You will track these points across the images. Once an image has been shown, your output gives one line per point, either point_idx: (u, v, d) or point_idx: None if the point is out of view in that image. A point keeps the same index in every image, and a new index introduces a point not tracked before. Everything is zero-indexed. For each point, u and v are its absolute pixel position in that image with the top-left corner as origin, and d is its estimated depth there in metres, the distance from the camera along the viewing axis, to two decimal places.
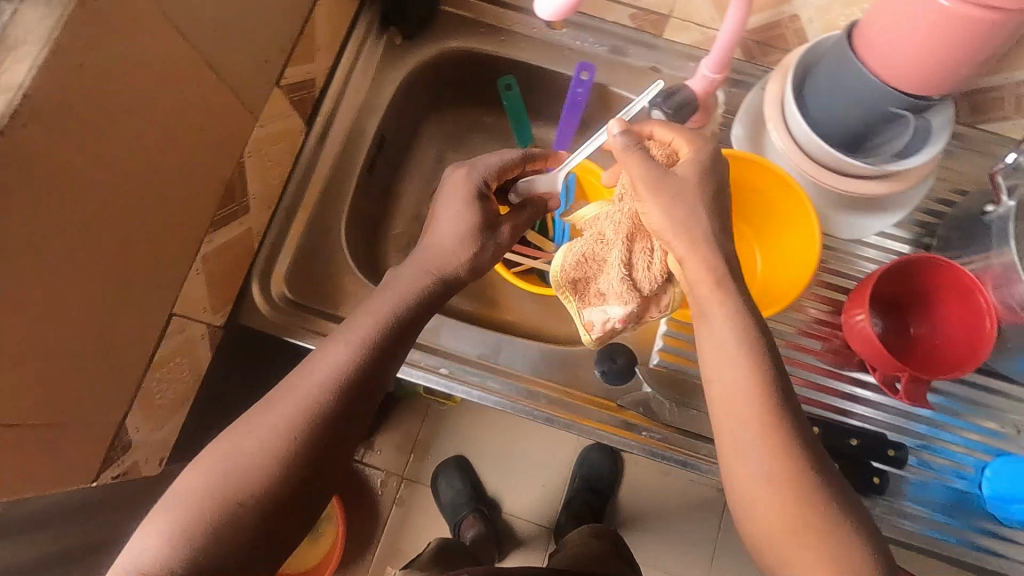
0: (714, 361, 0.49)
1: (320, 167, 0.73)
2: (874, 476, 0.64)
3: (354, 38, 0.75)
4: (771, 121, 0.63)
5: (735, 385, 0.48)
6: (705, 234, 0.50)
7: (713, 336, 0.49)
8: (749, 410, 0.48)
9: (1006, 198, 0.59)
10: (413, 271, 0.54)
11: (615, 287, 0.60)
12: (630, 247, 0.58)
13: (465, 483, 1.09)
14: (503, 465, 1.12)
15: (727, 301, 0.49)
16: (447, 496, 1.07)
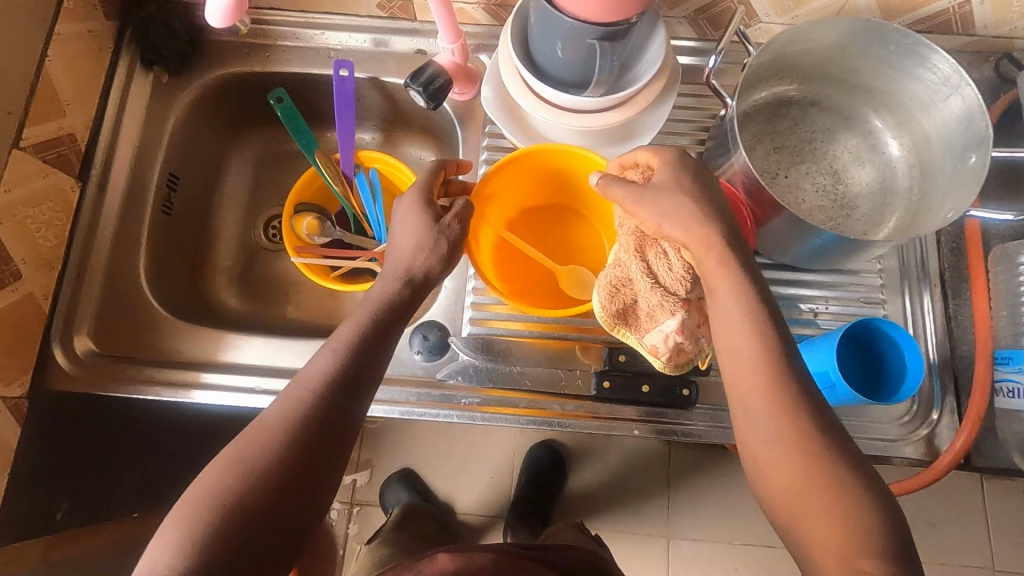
0: (722, 329, 0.51)
1: (103, 218, 0.73)
2: (682, 388, 0.66)
3: (115, 86, 0.75)
4: (510, 80, 0.66)
5: (736, 309, 0.50)
6: (689, 221, 0.52)
7: (725, 304, 0.51)
8: (732, 330, 0.50)
9: (729, 103, 0.62)
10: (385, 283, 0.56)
11: (650, 300, 0.58)
12: (649, 260, 0.59)
13: (410, 491, 1.06)
14: (448, 466, 1.11)
15: (724, 265, 0.51)
16: (396, 511, 1.04)
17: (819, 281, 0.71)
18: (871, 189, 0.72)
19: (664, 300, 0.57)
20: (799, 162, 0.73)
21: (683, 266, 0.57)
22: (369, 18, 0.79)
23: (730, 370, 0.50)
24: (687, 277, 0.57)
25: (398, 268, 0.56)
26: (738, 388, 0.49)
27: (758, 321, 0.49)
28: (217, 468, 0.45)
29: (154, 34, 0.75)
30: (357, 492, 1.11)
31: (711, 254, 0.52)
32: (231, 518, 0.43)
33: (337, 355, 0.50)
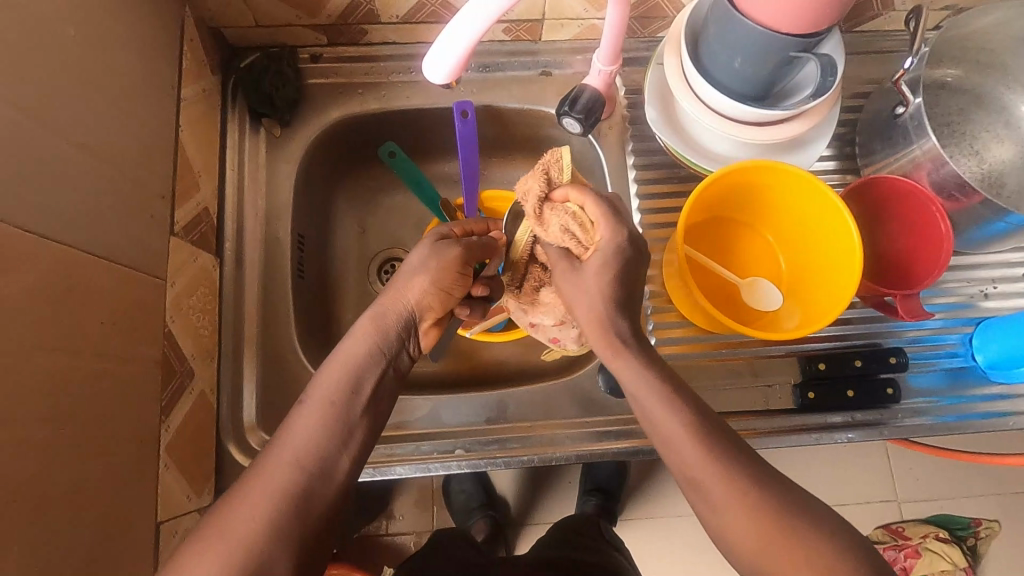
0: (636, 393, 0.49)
1: (245, 293, 0.67)
2: (886, 387, 0.66)
3: (230, 147, 0.69)
4: (678, 91, 0.64)
5: (585, 308, 0.51)
6: (609, 308, 0.50)
7: (632, 359, 0.50)
8: (628, 378, 0.49)
9: (912, 98, 0.62)
10: (360, 321, 0.50)
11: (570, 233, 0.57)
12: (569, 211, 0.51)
13: (476, 487, 1.04)
14: (530, 481, 1.07)
15: (566, 277, 0.52)
16: (459, 500, 1.02)
17: (983, 262, 0.72)
18: (1014, 164, 0.73)
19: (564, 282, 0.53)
20: (942, 146, 0.74)
21: (593, 268, 0.51)
22: (488, 42, 0.73)
23: (629, 395, 0.50)
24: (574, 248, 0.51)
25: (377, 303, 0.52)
26: (669, 450, 0.48)
27: (664, 389, 0.48)
28: (234, 529, 0.39)
29: (267, 84, 0.68)
30: (437, 521, 1.05)
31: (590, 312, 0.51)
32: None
33: (328, 377, 0.47)
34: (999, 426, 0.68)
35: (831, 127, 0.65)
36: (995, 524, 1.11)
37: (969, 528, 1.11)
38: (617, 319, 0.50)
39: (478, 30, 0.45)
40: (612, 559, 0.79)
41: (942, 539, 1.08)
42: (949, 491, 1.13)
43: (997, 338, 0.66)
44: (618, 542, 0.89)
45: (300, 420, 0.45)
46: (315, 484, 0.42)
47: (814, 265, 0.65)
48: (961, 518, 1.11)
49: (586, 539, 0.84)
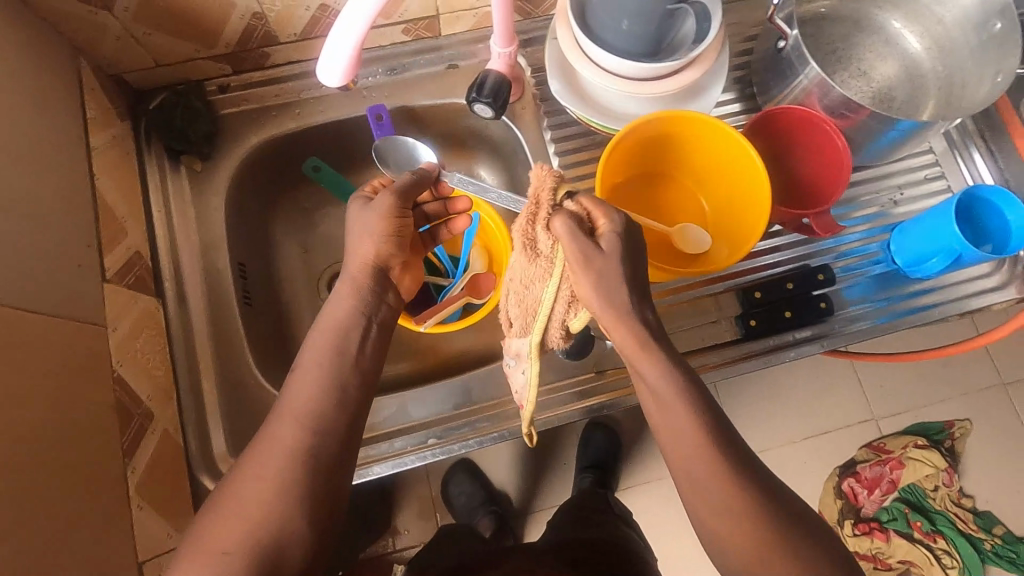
0: (649, 390, 0.50)
1: (194, 327, 0.67)
2: (819, 303, 0.70)
3: (153, 188, 0.69)
4: (576, 61, 0.66)
5: (609, 296, 0.48)
6: (635, 299, 0.49)
7: (614, 316, 0.49)
8: (653, 376, 0.49)
9: (789, 31, 0.66)
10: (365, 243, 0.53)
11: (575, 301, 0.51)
12: (578, 202, 0.50)
13: (474, 485, 1.06)
14: (524, 468, 1.09)
15: (588, 266, 0.48)
16: (460, 501, 1.04)
17: (889, 172, 0.77)
18: (899, 78, 0.78)
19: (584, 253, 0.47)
20: (832, 73, 0.79)
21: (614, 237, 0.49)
22: (392, 46, 0.75)
23: (651, 393, 0.50)
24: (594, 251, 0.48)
25: (356, 257, 0.53)
26: (671, 444, 0.49)
27: (684, 385, 0.49)
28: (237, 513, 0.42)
29: (179, 121, 0.69)
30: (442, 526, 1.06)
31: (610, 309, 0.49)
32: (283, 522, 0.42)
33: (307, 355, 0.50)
34: (930, 318, 0.73)
35: (724, 73, 0.69)
36: (967, 422, 1.18)
37: (945, 432, 1.17)
38: (621, 295, 0.48)
39: (359, 31, 0.46)
40: (621, 530, 0.83)
41: (920, 446, 1.14)
42: (918, 399, 1.19)
43: (910, 234, 0.70)
44: (623, 513, 0.92)
45: (295, 383, 0.48)
46: (316, 455, 0.45)
47: (730, 204, 0.69)
48: (934, 423, 1.18)
49: (594, 514, 0.87)
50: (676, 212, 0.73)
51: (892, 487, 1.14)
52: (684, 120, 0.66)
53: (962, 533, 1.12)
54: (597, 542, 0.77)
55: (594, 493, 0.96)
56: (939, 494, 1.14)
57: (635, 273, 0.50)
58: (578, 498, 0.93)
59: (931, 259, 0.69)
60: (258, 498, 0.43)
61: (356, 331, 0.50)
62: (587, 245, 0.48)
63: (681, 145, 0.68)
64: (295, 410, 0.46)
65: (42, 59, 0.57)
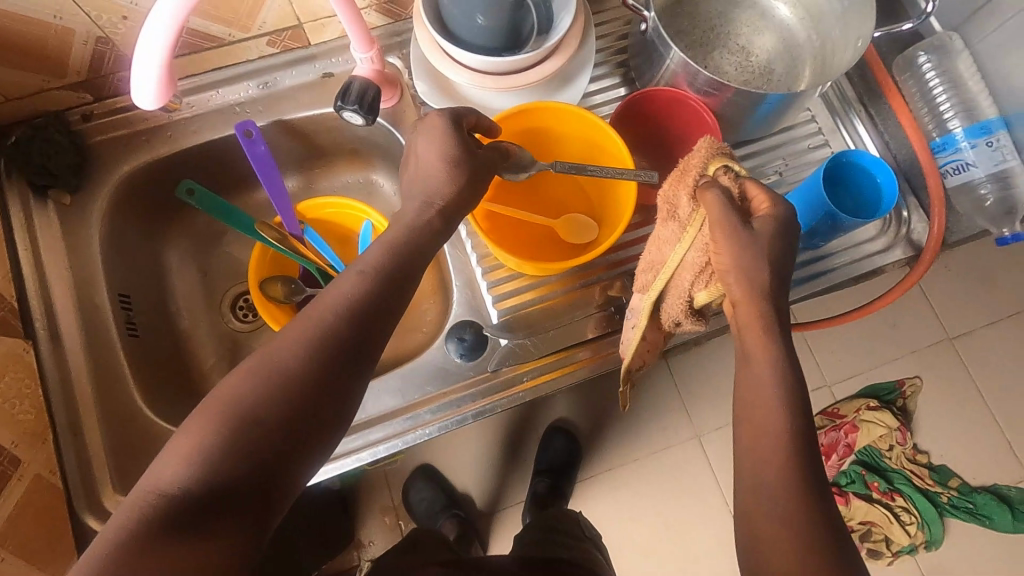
0: (750, 383, 0.48)
1: (72, 364, 0.65)
2: None
3: (16, 227, 0.67)
4: (436, 60, 0.65)
5: (752, 276, 0.48)
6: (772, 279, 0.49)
7: (750, 270, 0.48)
8: (761, 367, 0.48)
9: (646, 14, 0.66)
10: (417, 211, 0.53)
11: (704, 278, 0.54)
12: (737, 182, 0.53)
13: (433, 488, 1.07)
14: (480, 467, 1.10)
15: (736, 239, 0.49)
16: (421, 507, 1.05)
17: (773, 145, 0.78)
18: (777, 51, 0.78)
19: (729, 222, 0.49)
20: (710, 53, 0.79)
21: (768, 220, 0.50)
22: (263, 60, 0.74)
23: (748, 379, 0.49)
24: (737, 224, 0.49)
25: (420, 189, 0.54)
26: (750, 449, 0.46)
27: (784, 385, 0.47)
28: (194, 449, 0.40)
29: (37, 154, 0.67)
30: (408, 533, 1.07)
31: (749, 282, 0.48)
32: (238, 454, 0.40)
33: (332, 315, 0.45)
34: (814, 288, 0.73)
35: (590, 61, 0.69)
36: (916, 379, 1.19)
37: (896, 391, 1.18)
38: (764, 275, 0.48)
39: (165, 39, 0.45)
40: (587, 552, 0.86)
41: (874, 408, 1.15)
42: (861, 362, 1.20)
43: (792, 200, 0.70)
44: (591, 534, 0.94)
45: (290, 334, 0.45)
46: (282, 418, 0.42)
47: (608, 189, 0.69)
48: (887, 383, 1.19)
49: (561, 536, 0.88)
50: (559, 203, 0.73)
51: (847, 451, 1.16)
52: (552, 111, 0.66)
53: (919, 490, 1.14)
54: (556, 561, 0.79)
55: (568, 512, 0.98)
56: (894, 453, 1.16)
57: (782, 260, 0.49)
58: (548, 517, 0.95)
59: None
60: (220, 435, 0.40)
61: (382, 296, 0.47)
62: (733, 217, 0.49)
63: (553, 136, 0.69)
64: (308, 336, 0.44)
65: None
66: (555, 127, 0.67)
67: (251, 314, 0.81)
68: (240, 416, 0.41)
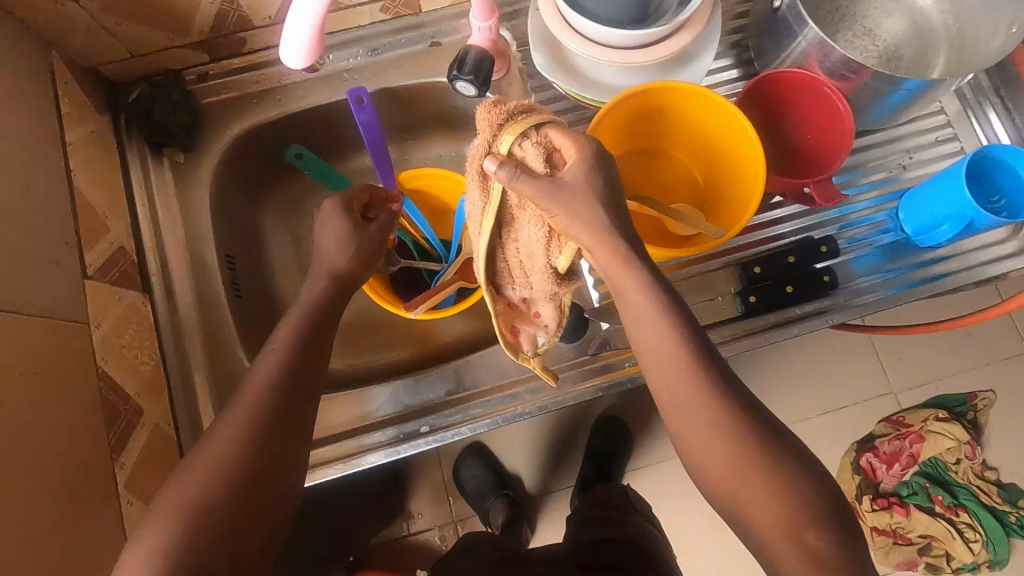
0: (634, 316, 0.52)
1: (183, 321, 0.66)
2: (822, 276, 0.67)
3: (134, 182, 0.68)
4: (559, 32, 0.63)
5: (584, 227, 0.49)
6: (613, 219, 0.50)
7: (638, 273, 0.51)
8: (639, 306, 0.51)
9: None
10: (316, 285, 0.57)
11: (550, 237, 0.52)
12: (541, 135, 0.49)
13: (483, 468, 1.05)
14: (531, 448, 1.08)
15: (561, 204, 0.48)
16: (471, 485, 1.04)
17: (897, 135, 0.73)
18: (907, 35, 0.74)
19: (551, 194, 0.48)
20: (835, 33, 0.74)
21: (580, 171, 0.49)
22: (372, 26, 0.73)
23: (634, 328, 0.53)
24: (560, 192, 0.48)
25: (322, 268, 0.58)
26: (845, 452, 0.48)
27: (692, 354, 0.50)
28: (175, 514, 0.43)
29: (157, 112, 0.68)
30: (454, 511, 1.06)
31: (590, 234, 0.50)
32: (212, 524, 0.43)
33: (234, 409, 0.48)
34: (943, 288, 0.69)
35: (716, 38, 0.65)
36: (991, 393, 1.13)
37: (967, 403, 1.13)
38: (613, 232, 0.50)
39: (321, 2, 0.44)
40: (640, 528, 0.81)
41: (942, 419, 1.10)
42: (945, 372, 1.14)
43: (921, 199, 0.66)
44: (643, 507, 0.91)
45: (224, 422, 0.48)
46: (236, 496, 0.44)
47: (725, 177, 0.66)
48: (956, 395, 1.13)
49: (613, 512, 0.85)
50: (670, 188, 0.70)
51: (911, 461, 1.10)
52: (678, 90, 0.63)
53: (985, 506, 1.08)
54: (618, 542, 0.75)
55: (617, 487, 0.94)
56: (962, 467, 1.10)
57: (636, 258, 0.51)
58: (599, 495, 0.92)
59: (940, 226, 0.66)
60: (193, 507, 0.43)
61: (291, 377, 0.51)
62: (543, 181, 0.48)
63: (673, 117, 0.66)
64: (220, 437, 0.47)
65: (12, 56, 0.56)
66: (677, 108, 0.65)
67: None
68: (221, 483, 0.44)
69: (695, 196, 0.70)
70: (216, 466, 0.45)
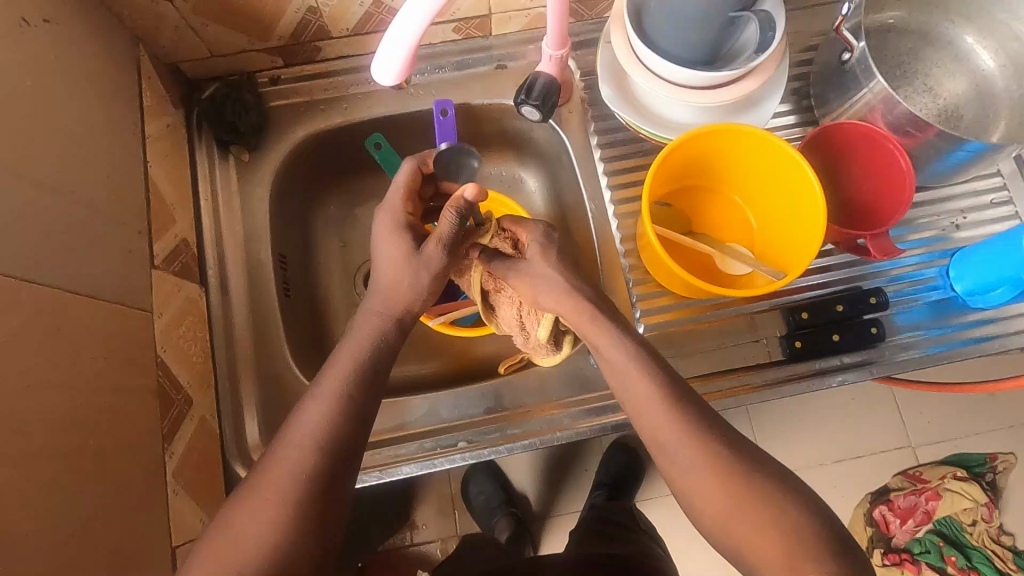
0: (610, 372, 0.53)
1: (235, 316, 0.68)
2: (870, 327, 0.67)
3: (201, 177, 0.70)
4: (630, 67, 0.64)
5: (546, 291, 0.55)
6: (572, 279, 0.55)
7: (612, 332, 0.53)
8: (611, 349, 0.53)
9: (856, 44, 0.63)
10: (366, 322, 0.53)
11: (526, 311, 0.60)
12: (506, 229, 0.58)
13: (492, 486, 1.05)
14: (541, 469, 1.08)
15: (522, 278, 0.56)
16: (479, 501, 1.03)
17: (951, 194, 0.74)
18: (968, 96, 0.74)
19: (513, 272, 0.57)
20: (897, 88, 0.74)
21: (535, 246, 0.56)
22: (442, 43, 0.74)
23: (609, 369, 0.54)
24: (512, 267, 0.56)
25: (380, 302, 0.54)
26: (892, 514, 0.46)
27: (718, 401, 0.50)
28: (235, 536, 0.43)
29: (229, 111, 0.70)
30: (459, 525, 1.05)
31: (550, 296, 0.55)
32: (270, 519, 0.43)
33: (295, 430, 0.47)
34: (987, 350, 0.69)
35: (783, 84, 0.66)
36: (1011, 456, 1.11)
37: (986, 464, 1.10)
38: (584, 290, 0.55)
39: (420, 24, 0.45)
40: (645, 547, 0.80)
41: (960, 478, 1.08)
42: (973, 434, 1.12)
43: (970, 261, 0.67)
44: (644, 526, 0.92)
45: (288, 437, 0.47)
46: (300, 513, 0.44)
47: (780, 222, 0.67)
48: (976, 455, 1.11)
49: (613, 527, 0.86)
50: (720, 229, 0.71)
51: (926, 518, 1.07)
52: (743, 136, 0.63)
53: (1000, 572, 1.06)
54: (621, 556, 0.75)
55: (618, 506, 0.95)
56: (977, 529, 1.07)
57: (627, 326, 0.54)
58: (601, 512, 0.92)
59: (993, 289, 0.66)
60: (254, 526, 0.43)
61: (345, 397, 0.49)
62: (509, 263, 0.57)
63: (735, 160, 0.66)
64: (283, 461, 0.45)
65: (106, 48, 0.58)
66: (741, 152, 0.65)
67: None
68: (285, 489, 0.44)
69: (746, 237, 0.71)
70: (290, 466, 0.45)
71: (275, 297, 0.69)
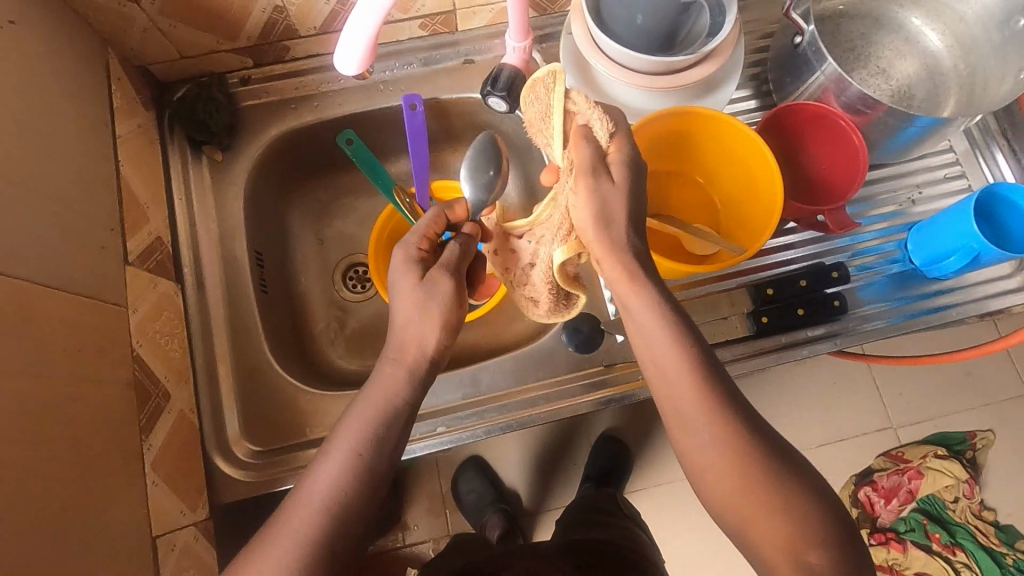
0: (640, 333, 0.50)
1: (211, 312, 0.69)
2: (833, 300, 0.69)
3: (174, 176, 0.71)
4: (590, 55, 0.66)
5: (608, 224, 0.51)
6: (630, 232, 0.51)
7: (648, 290, 0.50)
8: (641, 311, 0.50)
9: (806, 27, 0.65)
10: (384, 370, 0.50)
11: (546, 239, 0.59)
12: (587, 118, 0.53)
13: (481, 483, 1.04)
14: (528, 464, 1.08)
15: (593, 189, 0.51)
16: (469, 500, 1.02)
17: (906, 170, 0.76)
18: (920, 77, 0.77)
19: (594, 192, 0.51)
20: (851, 71, 0.77)
21: (621, 167, 0.52)
22: (411, 40, 0.76)
23: (639, 328, 0.51)
24: (593, 185, 0.51)
25: (394, 350, 0.51)
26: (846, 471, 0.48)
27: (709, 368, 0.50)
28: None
29: (199, 111, 0.71)
30: (451, 523, 1.05)
31: (604, 231, 0.51)
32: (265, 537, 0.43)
33: (315, 477, 0.46)
34: (946, 318, 0.71)
35: (738, 69, 0.68)
36: (989, 433, 1.12)
37: (966, 442, 1.11)
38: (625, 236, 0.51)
39: (375, 18, 0.47)
40: (628, 533, 0.82)
41: (941, 456, 1.09)
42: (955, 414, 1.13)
43: (925, 232, 0.69)
44: (628, 509, 0.93)
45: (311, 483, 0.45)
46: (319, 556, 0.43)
47: (742, 201, 0.70)
48: (956, 433, 1.12)
49: (597, 515, 0.87)
50: (687, 208, 0.73)
51: (909, 497, 1.08)
52: (704, 118, 0.66)
53: (983, 547, 1.06)
54: (605, 542, 0.76)
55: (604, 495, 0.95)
56: (959, 505, 1.08)
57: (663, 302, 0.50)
58: (587, 501, 0.93)
59: (947, 259, 0.68)
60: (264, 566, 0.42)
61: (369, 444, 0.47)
62: (593, 160, 0.52)
63: (696, 141, 0.69)
64: (296, 508, 0.44)
65: (75, 51, 0.59)
66: (702, 134, 0.67)
67: (361, 285, 0.82)
68: (295, 524, 0.43)
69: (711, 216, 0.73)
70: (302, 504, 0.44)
71: (251, 292, 0.70)
